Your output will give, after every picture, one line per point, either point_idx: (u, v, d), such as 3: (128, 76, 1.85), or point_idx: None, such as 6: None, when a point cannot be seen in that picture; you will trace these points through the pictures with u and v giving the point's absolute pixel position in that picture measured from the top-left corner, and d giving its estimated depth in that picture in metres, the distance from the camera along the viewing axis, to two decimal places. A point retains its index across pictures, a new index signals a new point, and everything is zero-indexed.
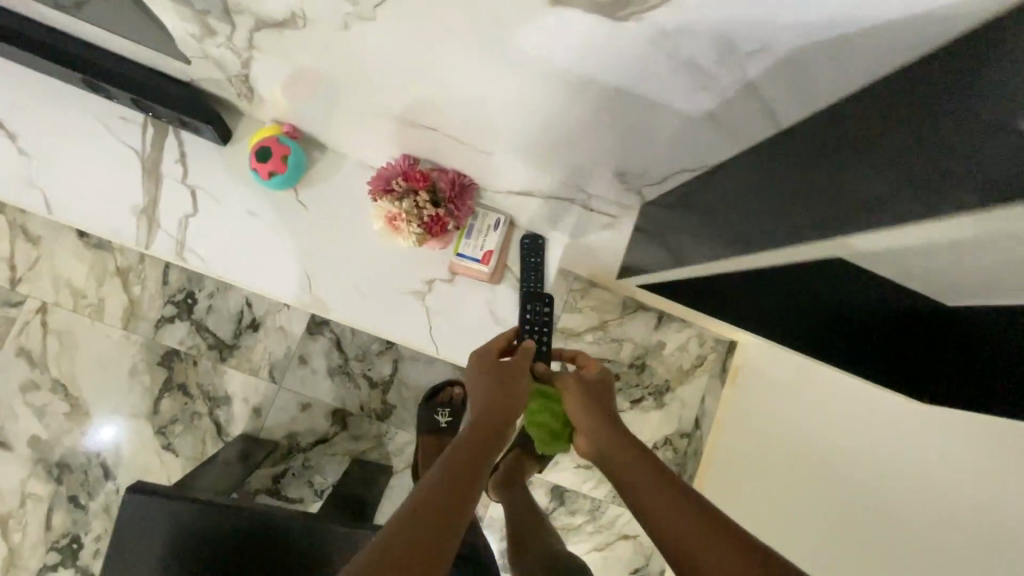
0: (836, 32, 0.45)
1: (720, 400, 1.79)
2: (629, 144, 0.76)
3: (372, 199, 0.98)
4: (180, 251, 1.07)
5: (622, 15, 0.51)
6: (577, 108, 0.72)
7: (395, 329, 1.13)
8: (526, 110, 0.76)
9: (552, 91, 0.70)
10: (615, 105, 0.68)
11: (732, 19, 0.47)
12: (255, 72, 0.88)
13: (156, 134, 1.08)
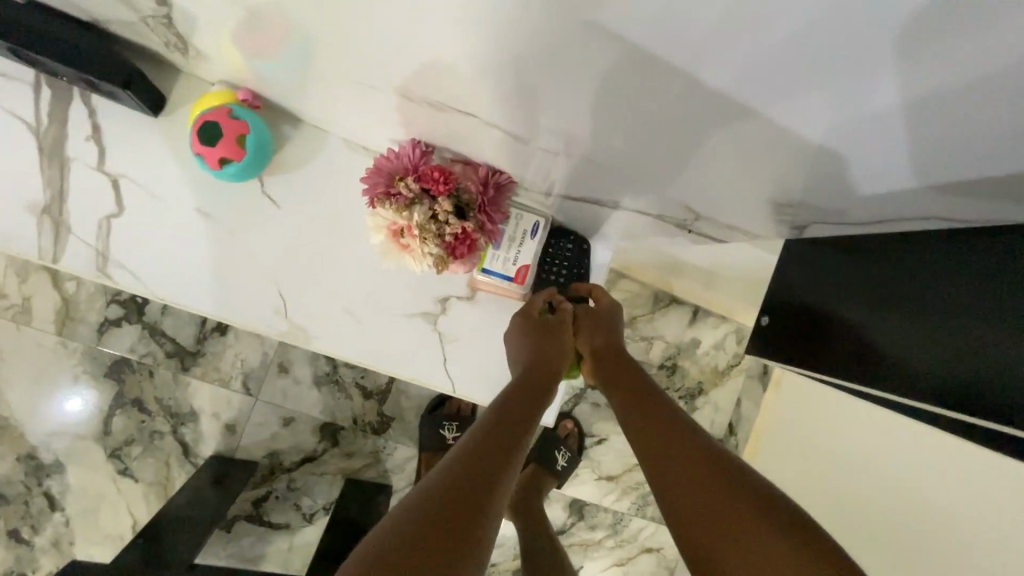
0: None
1: (761, 407, 1.59)
2: (801, 145, 0.47)
3: (366, 203, 0.70)
4: (105, 265, 0.78)
5: None
6: (756, 82, 0.41)
7: (400, 362, 0.88)
8: (632, 92, 0.48)
9: (721, 52, 0.39)
10: (844, 76, 0.37)
11: None
12: (184, 11, 0.57)
13: (55, 100, 0.75)
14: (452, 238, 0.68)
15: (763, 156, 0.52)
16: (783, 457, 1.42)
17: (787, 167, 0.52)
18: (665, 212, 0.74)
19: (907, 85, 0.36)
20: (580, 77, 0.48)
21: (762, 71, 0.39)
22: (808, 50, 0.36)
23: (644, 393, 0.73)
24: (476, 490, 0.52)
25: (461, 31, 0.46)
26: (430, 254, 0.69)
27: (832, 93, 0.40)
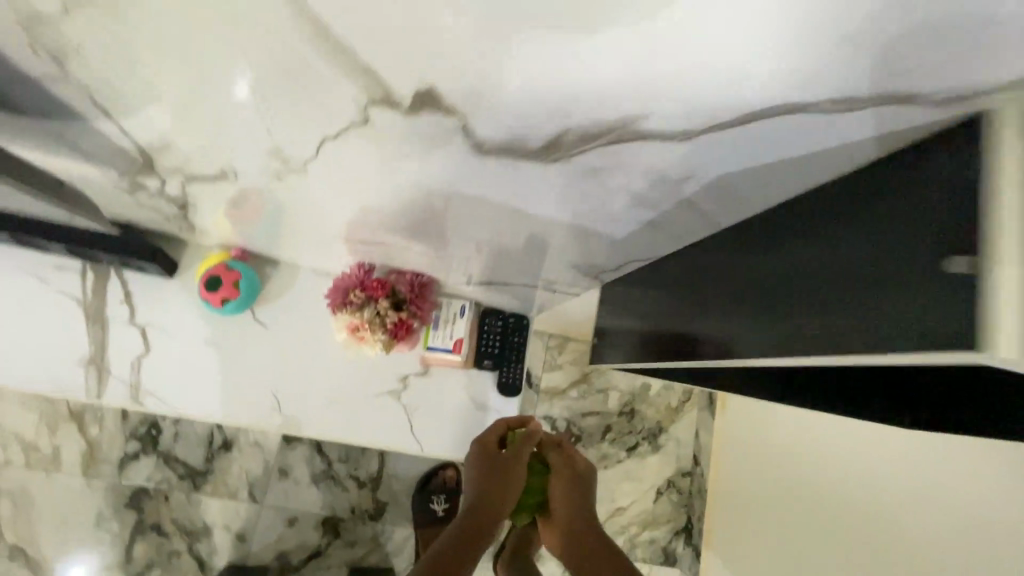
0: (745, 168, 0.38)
1: (712, 434, 1.74)
2: (581, 243, 0.66)
3: (330, 309, 0.96)
4: (137, 395, 1.02)
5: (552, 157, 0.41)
6: (528, 214, 0.58)
7: (375, 433, 1.10)
8: (464, 224, 0.69)
9: (495, 201, 0.56)
10: (572, 214, 0.55)
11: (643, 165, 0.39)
12: (195, 210, 0.85)
13: (97, 279, 1.02)
14: (393, 325, 0.94)
15: (571, 248, 0.70)
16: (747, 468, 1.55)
17: (585, 254, 0.71)
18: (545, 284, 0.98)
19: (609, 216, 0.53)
20: (460, 223, 0.70)
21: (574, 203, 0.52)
22: (537, 206, 0.55)
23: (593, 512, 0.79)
24: None
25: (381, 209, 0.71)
26: (380, 339, 0.95)
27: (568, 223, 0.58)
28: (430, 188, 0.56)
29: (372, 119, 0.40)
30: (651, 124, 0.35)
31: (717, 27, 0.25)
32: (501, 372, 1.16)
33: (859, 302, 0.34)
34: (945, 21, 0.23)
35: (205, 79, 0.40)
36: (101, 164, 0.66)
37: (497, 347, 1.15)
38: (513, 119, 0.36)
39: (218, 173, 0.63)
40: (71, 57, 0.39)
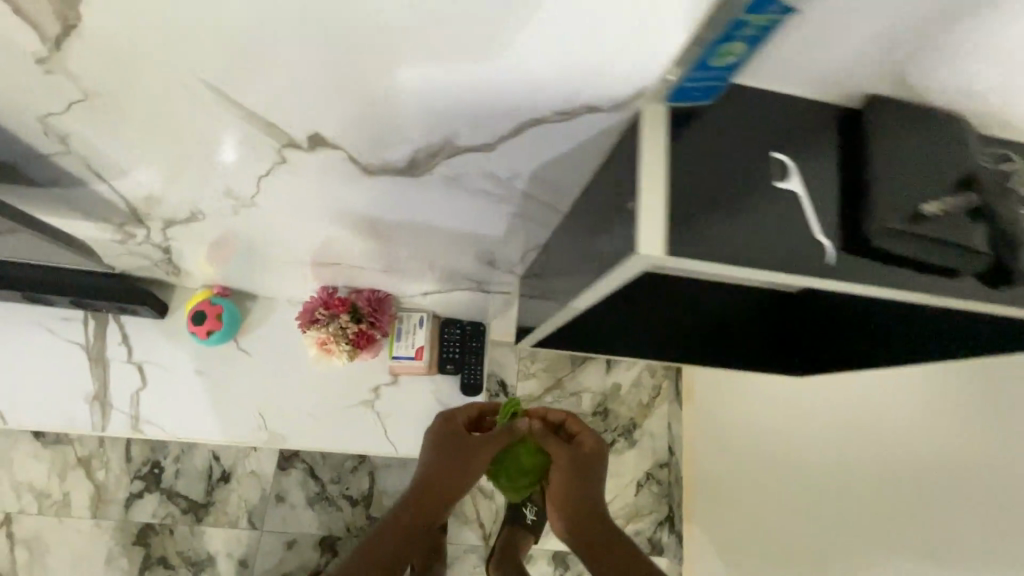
0: (547, 161, 0.50)
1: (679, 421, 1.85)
2: (478, 241, 0.79)
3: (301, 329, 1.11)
4: (137, 424, 1.15)
5: (420, 171, 0.55)
6: (422, 220, 0.71)
7: (353, 440, 1.22)
8: (383, 237, 0.82)
9: (392, 212, 0.69)
10: (454, 216, 0.68)
11: (479, 164, 0.52)
12: (177, 253, 1.00)
13: (97, 324, 1.17)
14: (355, 335, 1.08)
15: (473, 248, 0.83)
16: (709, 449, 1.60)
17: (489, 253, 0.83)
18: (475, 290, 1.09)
19: (481, 216, 0.66)
20: (393, 241, 0.85)
21: (464, 214, 0.67)
22: (425, 213, 0.68)
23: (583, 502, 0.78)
24: None
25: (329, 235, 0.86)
26: (345, 350, 1.09)
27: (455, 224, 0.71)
28: (349, 206, 0.70)
29: (288, 158, 0.55)
30: (463, 141, 0.48)
31: (457, 75, 0.39)
32: (463, 375, 1.28)
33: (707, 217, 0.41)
34: (584, 66, 0.38)
35: (165, 139, 0.55)
36: (96, 217, 0.81)
37: (457, 353, 1.28)
38: (376, 147, 0.51)
39: (189, 214, 0.77)
40: (72, 135, 0.55)
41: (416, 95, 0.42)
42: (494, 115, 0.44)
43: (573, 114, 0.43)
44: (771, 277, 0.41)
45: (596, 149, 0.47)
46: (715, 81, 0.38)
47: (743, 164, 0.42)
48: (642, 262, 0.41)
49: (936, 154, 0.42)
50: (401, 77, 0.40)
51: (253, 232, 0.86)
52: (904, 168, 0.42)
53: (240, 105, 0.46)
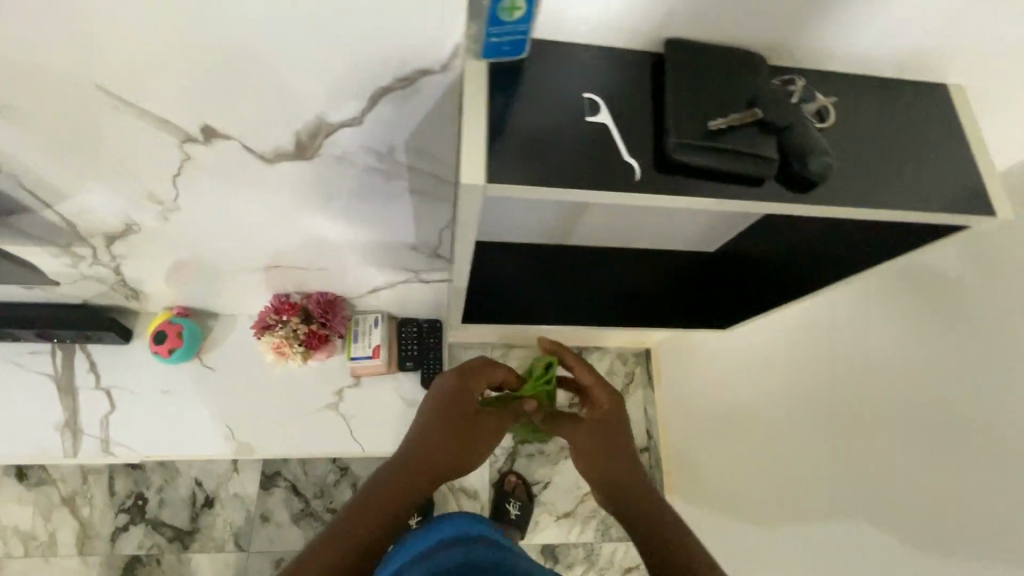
0: (412, 131, 0.58)
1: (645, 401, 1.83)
2: (394, 228, 0.87)
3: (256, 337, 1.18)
4: (107, 446, 1.19)
5: (310, 155, 0.61)
6: (335, 207, 0.79)
7: (320, 443, 1.26)
8: (309, 232, 0.89)
9: (304, 201, 0.77)
10: (358, 198, 0.76)
11: (356, 141, 0.59)
12: (130, 275, 1.05)
13: (64, 356, 1.22)
14: (306, 335, 1.15)
15: (394, 236, 0.90)
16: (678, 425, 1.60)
17: (410, 238, 0.90)
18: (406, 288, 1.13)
19: (381, 197, 0.74)
20: (323, 237, 0.91)
21: (368, 194, 0.73)
22: (334, 198, 0.76)
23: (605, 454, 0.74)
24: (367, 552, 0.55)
25: (266, 237, 0.91)
26: (298, 351, 1.17)
27: (363, 207, 0.79)
28: (267, 201, 0.77)
29: (191, 153, 0.61)
30: (336, 118, 0.55)
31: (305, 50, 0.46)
32: (422, 370, 1.31)
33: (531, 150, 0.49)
34: (402, 32, 0.45)
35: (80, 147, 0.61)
36: (42, 241, 0.87)
37: (416, 349, 1.31)
38: (264, 134, 0.58)
39: (125, 226, 0.83)
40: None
41: (277, 74, 0.49)
42: (350, 89, 0.51)
43: (413, 80, 0.50)
44: (598, 197, 0.48)
45: (444, 112, 0.55)
46: (518, 34, 0.45)
47: (561, 108, 0.50)
48: (483, 196, 0.47)
49: (723, 82, 0.49)
50: (258, 58, 0.47)
51: (191, 241, 0.91)
52: (698, 90, 0.49)
53: (133, 105, 0.53)
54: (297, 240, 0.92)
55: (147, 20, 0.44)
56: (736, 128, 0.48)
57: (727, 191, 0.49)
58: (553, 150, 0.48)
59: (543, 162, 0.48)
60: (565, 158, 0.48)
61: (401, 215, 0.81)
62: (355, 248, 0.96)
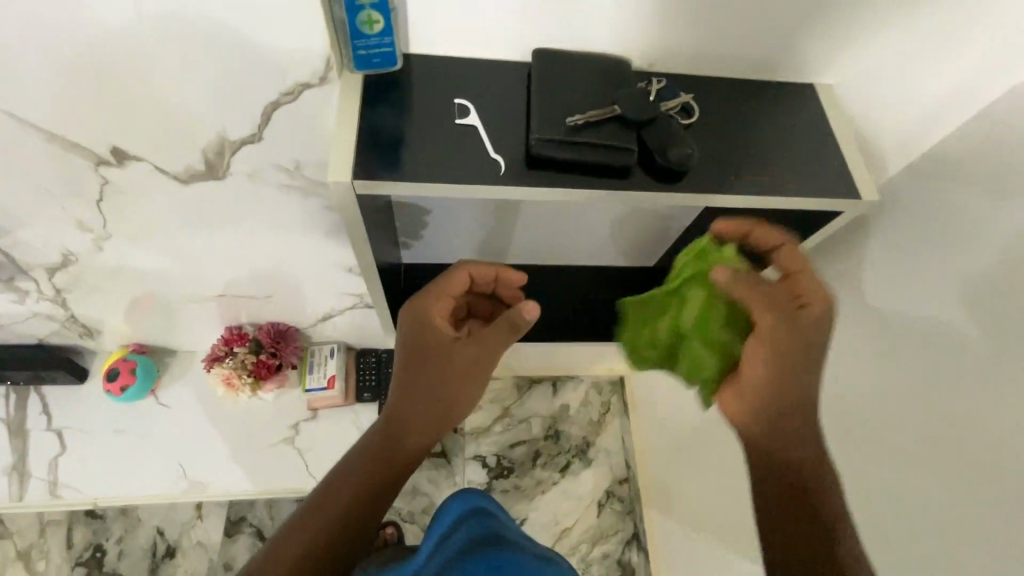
0: (311, 144, 0.66)
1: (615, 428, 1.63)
2: (324, 254, 0.91)
3: (206, 370, 1.20)
4: (55, 489, 1.17)
5: (222, 172, 0.69)
6: (261, 231, 0.83)
7: (274, 479, 1.23)
8: (241, 261, 0.91)
9: (230, 227, 0.82)
10: (279, 222, 0.81)
11: (263, 157, 0.67)
12: (79, 313, 1.07)
13: (18, 397, 1.22)
14: (255, 364, 1.16)
15: (327, 262, 0.93)
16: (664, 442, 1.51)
17: (343, 260, 0.93)
18: (353, 316, 1.15)
19: (298, 217, 0.80)
20: (261, 264, 0.93)
21: (289, 217, 0.79)
22: (258, 222, 0.80)
23: (793, 397, 0.58)
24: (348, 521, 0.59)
25: (205, 267, 0.93)
26: (248, 382, 1.18)
27: (285, 231, 0.83)
28: (195, 226, 0.81)
29: (108, 177, 0.69)
30: (238, 134, 0.64)
31: (196, 73, 0.56)
32: (380, 400, 1.28)
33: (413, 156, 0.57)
34: (275, 52, 0.54)
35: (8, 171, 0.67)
36: None
37: (373, 379, 1.28)
38: (175, 154, 0.66)
39: (63, 257, 0.87)
40: None
41: (177, 93, 0.58)
42: (246, 105, 0.60)
43: (297, 93, 0.59)
44: (469, 189, 0.56)
45: (328, 123, 0.63)
46: (385, 46, 0.56)
47: (432, 123, 0.58)
48: (355, 191, 0.56)
49: (576, 87, 0.59)
50: (158, 78, 0.56)
51: (129, 273, 0.93)
52: (558, 96, 0.58)
53: (41, 128, 0.61)
54: (235, 270, 0.94)
55: (44, 42, 0.52)
56: (592, 129, 0.57)
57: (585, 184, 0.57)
58: (424, 154, 0.57)
59: (424, 165, 0.57)
60: (436, 164, 0.57)
61: (327, 238, 0.86)
62: (297, 272, 0.96)
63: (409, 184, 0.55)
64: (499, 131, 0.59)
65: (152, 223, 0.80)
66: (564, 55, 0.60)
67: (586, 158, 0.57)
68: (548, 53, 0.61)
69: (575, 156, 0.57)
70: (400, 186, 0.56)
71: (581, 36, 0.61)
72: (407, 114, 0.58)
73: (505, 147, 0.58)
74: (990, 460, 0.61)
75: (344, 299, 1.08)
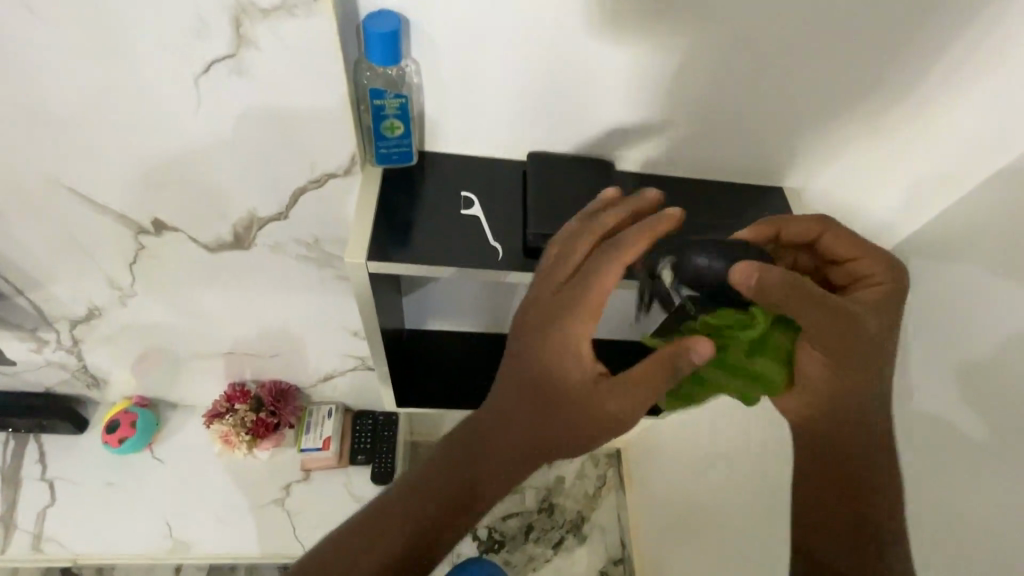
0: (331, 221, 0.73)
1: (612, 501, 1.61)
2: (331, 318, 0.96)
3: (206, 426, 1.22)
4: (38, 542, 1.16)
5: (248, 243, 0.76)
6: (275, 295, 0.89)
7: (260, 541, 1.21)
8: (253, 321, 0.97)
9: (247, 291, 0.88)
10: (294, 288, 0.87)
11: (287, 231, 0.74)
12: (91, 364, 1.11)
13: (16, 445, 1.24)
14: (254, 422, 1.18)
15: (334, 326, 0.98)
16: (656, 521, 1.45)
17: (349, 324, 0.98)
18: (353, 377, 1.18)
19: (311, 285, 0.86)
20: (270, 325, 0.98)
21: (303, 284, 0.86)
22: (273, 286, 0.86)
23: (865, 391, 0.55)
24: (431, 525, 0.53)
25: (219, 326, 0.98)
26: (245, 439, 1.20)
27: (298, 297, 0.89)
28: (215, 288, 0.87)
29: (145, 243, 0.76)
30: (266, 211, 0.71)
31: (238, 160, 0.64)
32: (374, 463, 1.28)
33: (420, 238, 0.63)
34: (308, 148, 0.63)
35: (55, 231, 0.74)
36: (11, 324, 0.95)
37: (369, 443, 1.29)
38: (207, 227, 0.73)
39: (88, 311, 0.92)
40: None
41: (218, 175, 0.66)
42: (277, 189, 0.68)
43: (323, 180, 0.67)
44: (469, 272, 0.62)
45: (348, 205, 0.70)
46: (404, 146, 0.65)
47: (439, 210, 0.66)
48: (368, 270, 0.62)
49: (569, 187, 0.67)
50: (203, 163, 0.64)
51: (146, 327, 0.98)
52: (552, 193, 0.66)
53: (92, 198, 0.69)
54: (246, 329, 0.99)
55: (113, 129, 0.61)
56: None
57: None
58: (430, 235, 0.64)
59: (428, 247, 0.63)
60: (440, 246, 0.63)
61: (336, 304, 0.91)
62: (304, 333, 1.01)
63: (414, 265, 0.61)
64: (498, 219, 0.66)
65: (175, 284, 0.86)
66: (560, 160, 0.70)
67: None
68: (546, 158, 0.70)
69: None
70: (405, 265, 0.61)
71: (577, 134, 0.71)
72: (417, 202, 0.66)
73: (502, 233, 0.65)
74: (967, 535, 0.64)
75: (346, 361, 1.11)
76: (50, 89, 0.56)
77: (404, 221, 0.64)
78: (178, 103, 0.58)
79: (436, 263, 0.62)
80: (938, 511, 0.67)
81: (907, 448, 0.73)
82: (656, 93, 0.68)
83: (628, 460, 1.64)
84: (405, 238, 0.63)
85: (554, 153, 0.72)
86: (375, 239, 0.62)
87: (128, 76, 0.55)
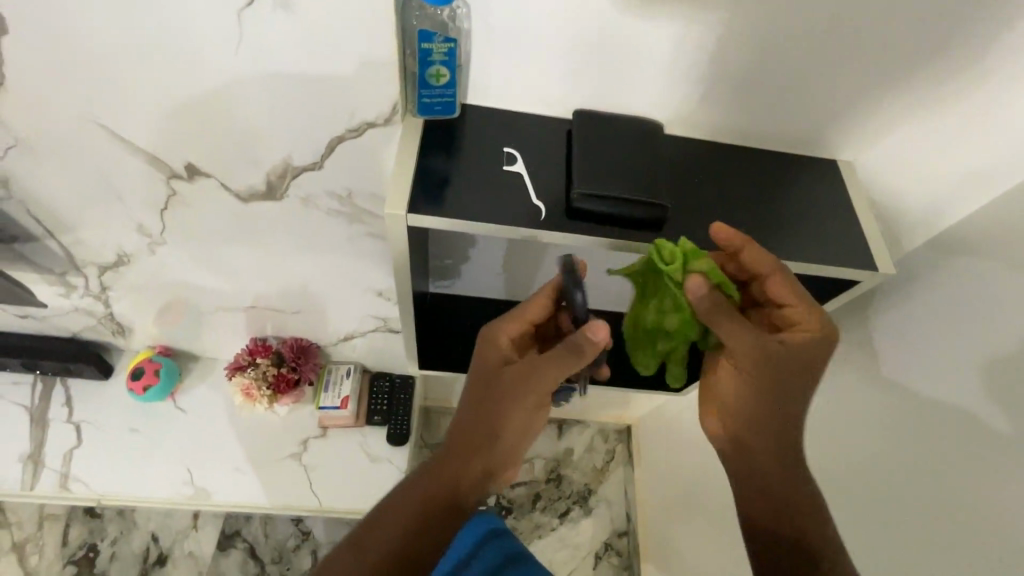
0: (365, 174, 0.72)
1: (620, 475, 1.62)
2: (355, 277, 0.95)
3: (227, 378, 1.24)
4: (65, 481, 1.20)
5: (280, 194, 0.75)
6: (303, 250, 0.88)
7: (276, 493, 1.24)
8: (278, 277, 0.96)
9: (275, 246, 0.87)
10: (321, 244, 0.86)
11: (319, 183, 0.73)
12: (117, 311, 1.12)
13: (44, 387, 1.27)
14: (274, 377, 1.19)
15: (357, 285, 0.98)
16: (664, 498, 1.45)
17: (373, 284, 0.97)
18: (373, 338, 1.18)
19: (339, 242, 0.85)
20: (294, 280, 0.97)
21: (331, 240, 0.85)
22: (301, 241, 0.86)
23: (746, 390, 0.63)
24: (440, 491, 0.59)
25: (244, 279, 0.98)
26: (266, 394, 1.21)
27: (325, 253, 0.89)
28: (242, 240, 0.86)
29: (177, 189, 0.75)
30: (300, 160, 0.70)
31: (274, 104, 0.63)
32: (390, 425, 1.29)
33: (460, 193, 0.62)
34: (349, 93, 0.61)
35: (86, 172, 0.74)
36: (41, 267, 0.96)
37: (385, 404, 1.30)
38: (240, 174, 0.72)
39: (116, 257, 0.93)
40: (21, 177, 0.75)
41: (255, 120, 0.65)
42: (311, 136, 0.66)
43: (361, 130, 0.65)
44: (508, 231, 0.61)
45: (383, 158, 0.69)
46: (447, 97, 0.63)
47: (478, 166, 0.64)
48: (404, 223, 0.60)
49: (615, 148, 0.65)
50: (239, 106, 0.63)
51: (172, 277, 0.98)
52: (598, 154, 0.64)
53: (125, 139, 0.68)
54: (270, 283, 0.99)
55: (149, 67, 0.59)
56: (627, 183, 0.62)
57: (617, 234, 0.63)
58: (468, 191, 0.62)
59: (467, 202, 0.61)
60: (480, 202, 0.61)
61: (361, 262, 0.91)
62: (327, 290, 1.01)
63: (455, 220, 0.60)
64: (538, 177, 0.64)
65: (203, 234, 0.85)
66: (605, 119, 0.67)
67: (620, 209, 0.62)
68: (592, 116, 0.67)
69: (609, 208, 0.62)
70: (444, 219, 0.60)
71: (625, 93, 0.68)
72: (457, 156, 0.64)
73: (541, 192, 0.63)
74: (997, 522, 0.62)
75: (367, 321, 1.11)
76: (87, 20, 0.54)
77: (443, 175, 0.63)
78: (217, 41, 0.56)
79: (475, 219, 0.60)
80: (967, 495, 0.66)
81: (937, 434, 0.71)
82: (712, 54, 0.64)
83: (638, 436, 1.64)
84: (443, 192, 0.61)
85: (599, 112, 0.69)
86: (411, 191, 0.61)
87: (166, 11, 0.53)
